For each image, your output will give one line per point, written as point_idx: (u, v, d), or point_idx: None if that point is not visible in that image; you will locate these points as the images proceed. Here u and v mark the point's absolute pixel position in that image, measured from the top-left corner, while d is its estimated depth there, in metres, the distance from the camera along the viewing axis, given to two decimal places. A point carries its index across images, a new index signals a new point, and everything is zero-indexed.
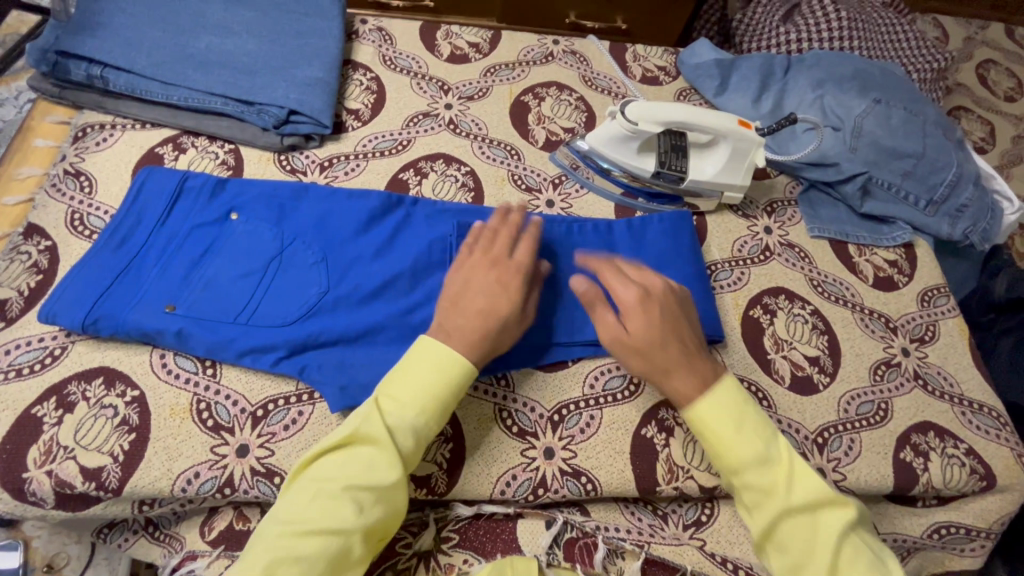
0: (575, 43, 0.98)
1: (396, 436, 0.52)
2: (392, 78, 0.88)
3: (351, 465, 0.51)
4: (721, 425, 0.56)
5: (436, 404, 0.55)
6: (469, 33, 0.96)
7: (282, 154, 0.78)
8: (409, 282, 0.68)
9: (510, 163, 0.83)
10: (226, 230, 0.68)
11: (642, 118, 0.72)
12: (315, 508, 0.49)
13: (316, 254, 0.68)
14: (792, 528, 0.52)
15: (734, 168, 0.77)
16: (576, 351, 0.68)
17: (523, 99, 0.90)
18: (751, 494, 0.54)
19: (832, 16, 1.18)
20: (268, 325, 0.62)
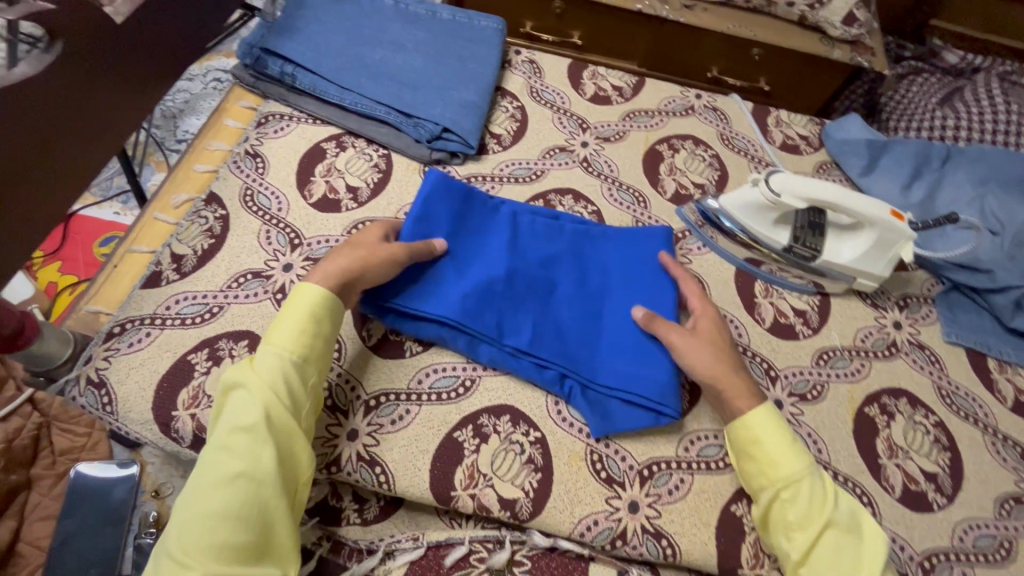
0: (717, 99, 0.99)
1: (274, 368, 0.55)
2: (536, 110, 0.92)
3: (237, 406, 0.53)
4: (773, 436, 0.61)
5: (314, 336, 0.58)
6: (614, 77, 0.99)
7: (428, 167, 0.84)
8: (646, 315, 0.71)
9: (636, 209, 0.84)
10: (496, 232, 0.74)
11: (784, 190, 0.71)
12: (237, 447, 0.50)
13: (565, 272, 0.72)
14: (834, 544, 0.56)
15: (873, 259, 0.74)
16: (621, 415, 0.66)
17: (658, 147, 0.91)
18: (795, 509, 0.57)
19: (1000, 108, 1.11)
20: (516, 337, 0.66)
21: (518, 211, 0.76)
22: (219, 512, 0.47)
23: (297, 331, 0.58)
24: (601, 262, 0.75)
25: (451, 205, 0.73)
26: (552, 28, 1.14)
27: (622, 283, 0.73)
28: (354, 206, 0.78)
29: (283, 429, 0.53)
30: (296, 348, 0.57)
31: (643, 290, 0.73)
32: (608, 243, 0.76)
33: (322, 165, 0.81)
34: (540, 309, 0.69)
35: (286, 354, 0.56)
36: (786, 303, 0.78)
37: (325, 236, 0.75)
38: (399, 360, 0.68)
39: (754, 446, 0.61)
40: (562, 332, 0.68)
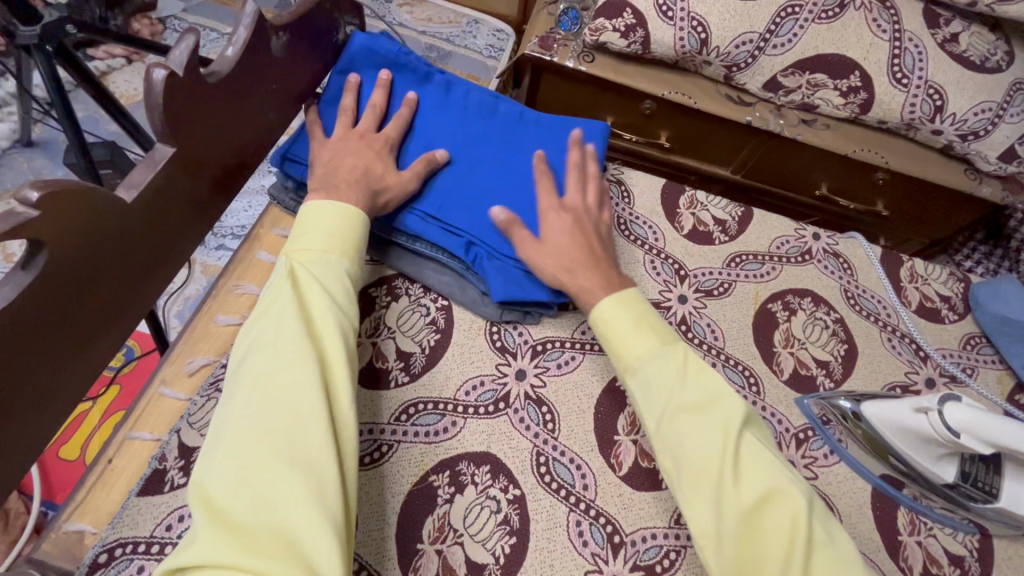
0: (838, 241, 0.82)
1: (327, 270, 0.56)
2: (625, 249, 0.77)
3: (270, 337, 0.50)
4: (635, 341, 0.58)
5: (351, 242, 0.59)
6: (716, 205, 0.83)
7: (495, 325, 0.69)
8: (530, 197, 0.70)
9: (747, 396, 0.68)
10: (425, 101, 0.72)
11: (971, 432, 0.54)
12: (283, 377, 0.48)
13: (487, 145, 0.72)
14: (758, 451, 0.51)
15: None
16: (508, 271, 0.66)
17: (771, 307, 0.75)
18: (700, 405, 0.53)
19: None
20: (448, 200, 0.68)
21: (454, 84, 0.74)
22: (267, 466, 0.43)
23: (345, 236, 0.58)
24: (496, 151, 0.72)
25: (382, 61, 0.70)
26: (636, 127, 0.98)
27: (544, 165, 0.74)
28: (405, 380, 0.64)
29: (323, 357, 0.51)
30: (332, 250, 0.57)
31: (517, 179, 0.71)
32: (525, 123, 0.75)
33: (369, 321, 0.66)
34: (464, 193, 0.69)
35: (322, 257, 0.56)
36: (938, 546, 0.62)
37: (367, 424, 0.60)
38: None
39: (615, 332, 0.60)
40: (471, 194, 0.69)
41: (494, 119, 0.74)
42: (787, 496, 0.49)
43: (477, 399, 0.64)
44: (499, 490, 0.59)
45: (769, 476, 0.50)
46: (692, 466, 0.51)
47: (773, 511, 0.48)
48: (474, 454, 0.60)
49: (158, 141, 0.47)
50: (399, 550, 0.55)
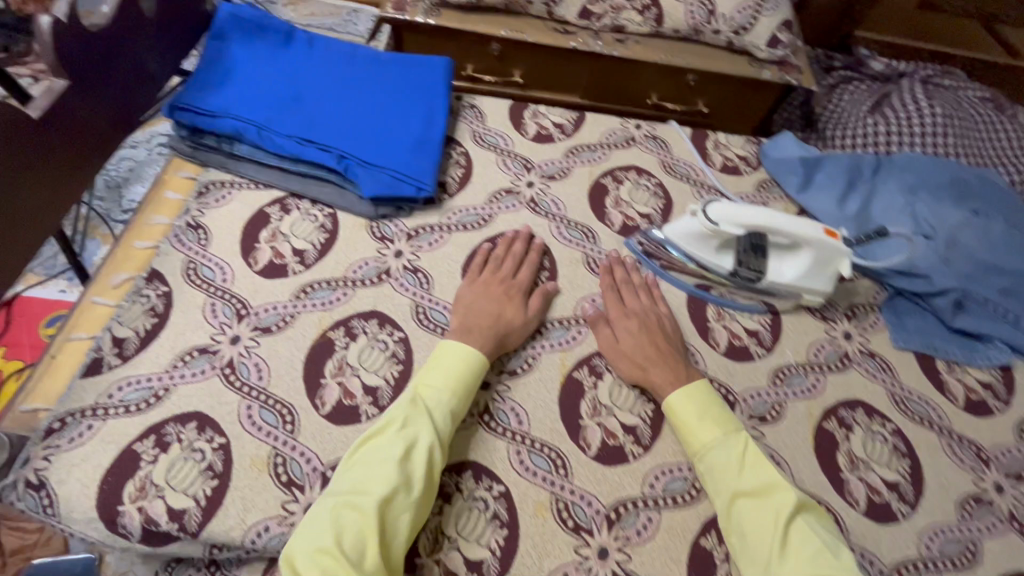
0: (656, 128, 1.02)
1: (444, 413, 0.64)
2: (480, 154, 0.94)
3: (379, 455, 0.60)
4: (723, 455, 0.64)
5: (465, 384, 0.67)
6: (554, 114, 1.01)
7: (374, 222, 0.84)
8: (388, 121, 0.86)
9: (585, 246, 0.85)
10: (293, 54, 0.88)
11: (723, 219, 0.73)
12: (381, 480, 0.57)
13: (349, 82, 0.88)
14: (752, 506, 0.61)
15: (815, 277, 0.75)
16: (372, 178, 0.82)
17: (602, 181, 0.93)
18: (726, 468, 0.64)
19: (923, 114, 1.17)
20: (315, 126, 0.83)
21: (315, 39, 0.90)
22: (343, 545, 0.53)
23: (458, 376, 0.67)
24: (357, 86, 0.88)
25: (253, 27, 0.87)
26: (493, 70, 1.17)
27: (402, 94, 0.89)
28: (301, 269, 0.78)
29: (410, 465, 0.59)
30: (452, 388, 0.66)
31: (375, 108, 0.87)
32: (381, 64, 0.91)
33: (266, 230, 0.80)
34: (328, 121, 0.84)
35: (438, 393, 0.65)
36: (739, 325, 0.80)
37: (273, 304, 0.75)
38: (355, 425, 0.67)
39: (683, 420, 0.68)
40: (337, 121, 0.84)
41: (355, 63, 0.90)
42: (773, 527, 0.59)
43: (363, 274, 0.78)
44: (386, 334, 0.74)
45: (762, 525, 0.60)
46: (748, 540, 0.60)
47: (763, 537, 0.59)
48: (363, 312, 0.75)
49: (54, 76, 0.61)
50: (307, 385, 0.69)
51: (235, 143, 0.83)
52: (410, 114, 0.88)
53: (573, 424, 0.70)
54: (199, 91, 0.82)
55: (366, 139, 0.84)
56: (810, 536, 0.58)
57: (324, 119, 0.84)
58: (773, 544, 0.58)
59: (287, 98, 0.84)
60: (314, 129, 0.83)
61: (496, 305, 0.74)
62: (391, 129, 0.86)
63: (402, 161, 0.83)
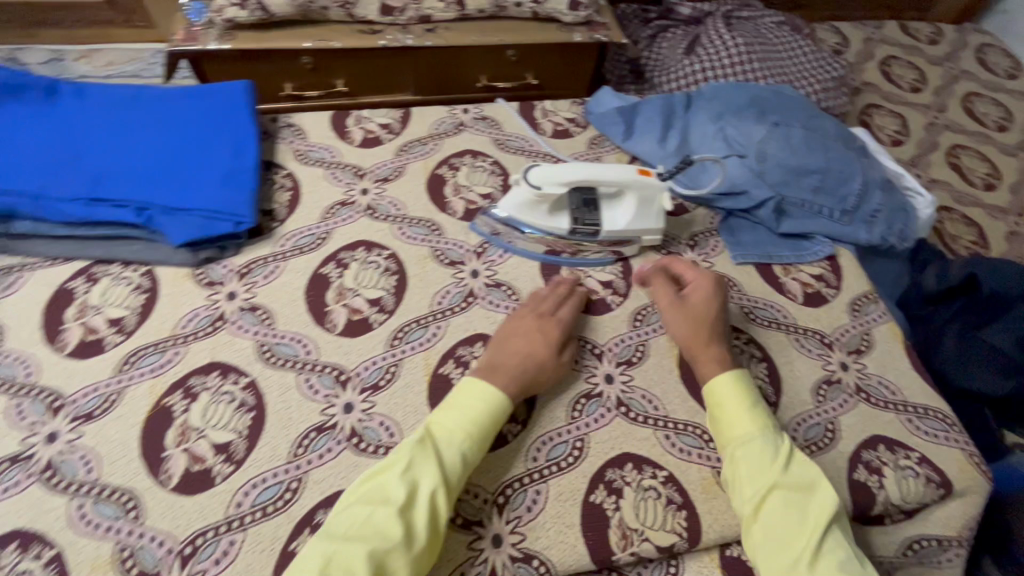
0: (484, 108, 1.02)
1: (456, 458, 0.61)
2: (307, 172, 0.90)
3: (363, 507, 0.57)
4: (758, 458, 0.62)
5: (484, 429, 0.63)
6: (379, 116, 0.98)
7: (199, 268, 0.78)
8: (188, 157, 0.80)
9: (431, 240, 0.84)
10: (66, 110, 0.80)
11: (544, 181, 0.74)
12: (371, 530, 0.55)
13: (137, 127, 0.81)
14: (785, 505, 0.59)
15: (646, 216, 0.78)
16: (185, 221, 0.75)
17: (439, 172, 0.92)
18: (750, 461, 0.62)
19: (730, 45, 1.25)
20: (102, 180, 0.75)
21: (90, 91, 0.83)
22: None
23: (490, 416, 0.64)
24: (147, 129, 0.81)
25: (13, 92, 0.80)
26: (314, 83, 1.12)
27: (200, 127, 0.83)
28: (121, 338, 0.71)
29: (405, 522, 0.56)
30: (477, 444, 0.62)
31: (172, 147, 0.80)
32: (171, 101, 0.85)
33: (72, 307, 0.72)
34: (119, 172, 0.76)
35: (457, 438, 0.62)
36: (594, 279, 0.82)
37: (93, 386, 0.67)
38: (211, 490, 0.61)
39: (721, 403, 0.66)
40: (128, 170, 0.77)
41: (138, 105, 0.83)
42: (799, 534, 0.58)
43: (195, 327, 0.72)
44: (231, 384, 0.68)
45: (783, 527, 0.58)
46: (772, 537, 0.59)
47: (789, 540, 0.58)
48: (201, 367, 0.69)
49: None
50: (147, 463, 0.63)
51: (11, 220, 0.74)
52: (214, 145, 0.82)
53: None
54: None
55: (166, 182, 0.77)
56: (839, 549, 0.57)
57: (114, 171, 0.77)
58: (796, 548, 0.57)
59: (64, 159, 0.76)
60: (102, 184, 0.75)
61: (528, 340, 0.70)
62: (193, 165, 0.79)
63: (212, 195, 0.77)
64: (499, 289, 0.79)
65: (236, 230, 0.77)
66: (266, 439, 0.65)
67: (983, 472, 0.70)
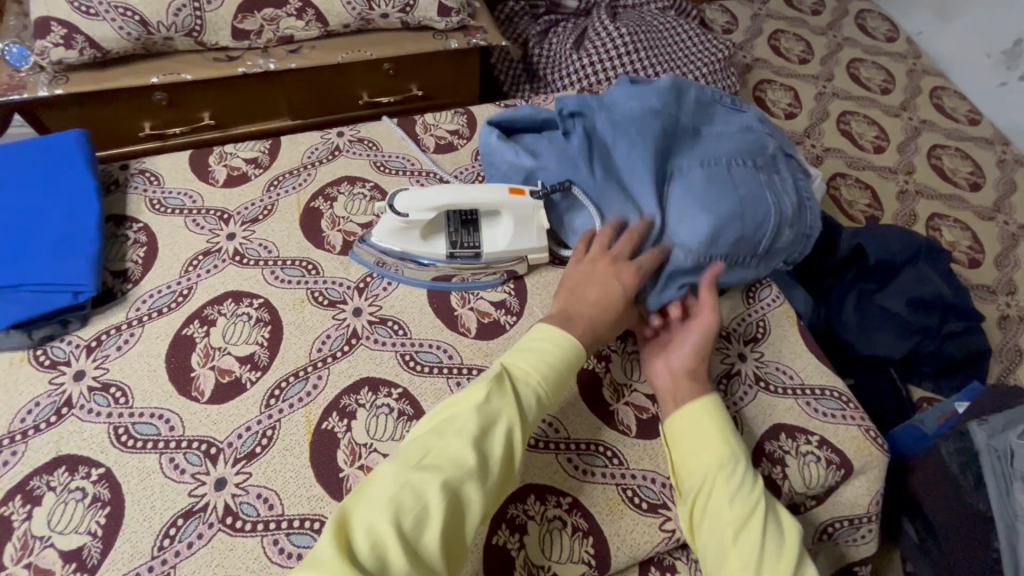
0: (361, 129, 0.96)
1: (530, 396, 0.60)
2: (164, 222, 0.82)
3: (448, 436, 0.55)
4: (726, 480, 0.58)
5: (566, 377, 0.63)
6: (244, 149, 0.91)
7: (38, 349, 0.69)
8: (11, 227, 0.71)
9: (308, 280, 0.78)
10: None
11: (410, 207, 0.71)
12: (427, 470, 0.52)
13: None
14: (756, 529, 0.55)
15: (526, 234, 0.77)
16: (10, 301, 0.67)
17: (314, 204, 0.86)
18: (712, 512, 0.57)
19: (615, 35, 1.23)
20: None
21: None
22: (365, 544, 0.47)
23: (563, 362, 0.63)
24: None
25: None
26: (175, 120, 1.03)
27: (22, 189, 0.74)
28: None
29: (451, 458, 0.53)
30: (556, 393, 0.62)
31: None
32: None
33: None
34: None
35: (538, 380, 0.61)
36: (485, 301, 0.78)
37: None
38: None
39: (682, 438, 0.62)
40: None
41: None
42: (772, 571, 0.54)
43: (35, 419, 0.64)
44: (82, 478, 0.61)
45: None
46: (737, 568, 0.54)
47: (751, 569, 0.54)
48: (44, 465, 0.62)
49: None
50: None
51: None
52: (41, 209, 0.73)
53: (332, 481, 0.63)
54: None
55: None
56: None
57: None
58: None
59: None
60: None
61: (601, 289, 0.68)
62: (17, 235, 0.71)
63: (40, 266, 0.68)
64: (384, 325, 0.75)
65: (77, 301, 0.69)
66: (125, 537, 0.58)
67: (880, 445, 0.71)
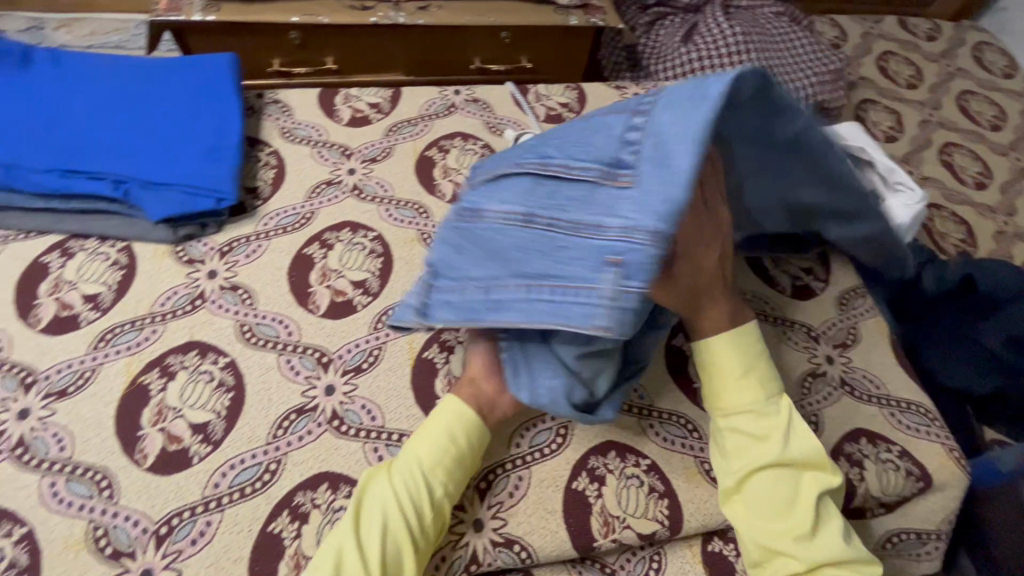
0: (477, 90, 0.99)
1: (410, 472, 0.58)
2: (292, 150, 0.87)
3: (344, 524, 0.56)
4: (731, 369, 0.63)
5: (470, 441, 0.61)
6: (368, 94, 0.96)
7: (179, 246, 0.76)
8: (166, 131, 0.77)
9: (419, 222, 0.82)
10: (36, 74, 0.77)
11: None
12: (337, 552, 0.54)
13: (110, 96, 0.78)
14: (755, 420, 0.61)
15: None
16: (163, 199, 0.73)
17: (428, 153, 0.90)
18: (741, 438, 0.62)
19: (728, 33, 1.23)
20: (75, 151, 0.73)
21: (62, 55, 0.79)
22: None
23: (423, 442, 0.60)
24: (122, 99, 0.78)
25: None
26: (302, 60, 1.09)
27: (179, 98, 0.80)
28: (96, 315, 0.69)
29: (355, 543, 0.54)
30: (451, 456, 0.60)
31: (148, 119, 0.77)
32: (148, 71, 0.82)
33: (46, 282, 0.70)
34: (92, 143, 0.74)
35: (408, 460, 0.59)
36: None
37: (66, 362, 0.65)
38: (187, 470, 0.61)
39: (716, 370, 0.64)
40: (102, 141, 0.74)
41: (115, 74, 0.80)
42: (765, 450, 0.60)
43: (173, 305, 0.71)
44: (209, 364, 0.67)
45: (782, 496, 0.59)
46: (744, 452, 0.61)
47: (749, 446, 0.61)
48: (178, 346, 0.68)
49: None
50: (122, 442, 0.62)
51: None
52: (193, 119, 0.79)
53: (429, 406, 0.67)
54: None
55: (142, 157, 0.74)
56: (833, 512, 0.59)
57: (87, 141, 0.74)
58: (796, 520, 0.58)
59: (36, 127, 0.73)
60: (77, 156, 0.72)
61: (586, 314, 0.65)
62: (171, 139, 0.77)
63: (191, 172, 0.75)
64: None
65: (218, 207, 0.75)
66: (245, 420, 0.64)
67: (963, 466, 0.71)
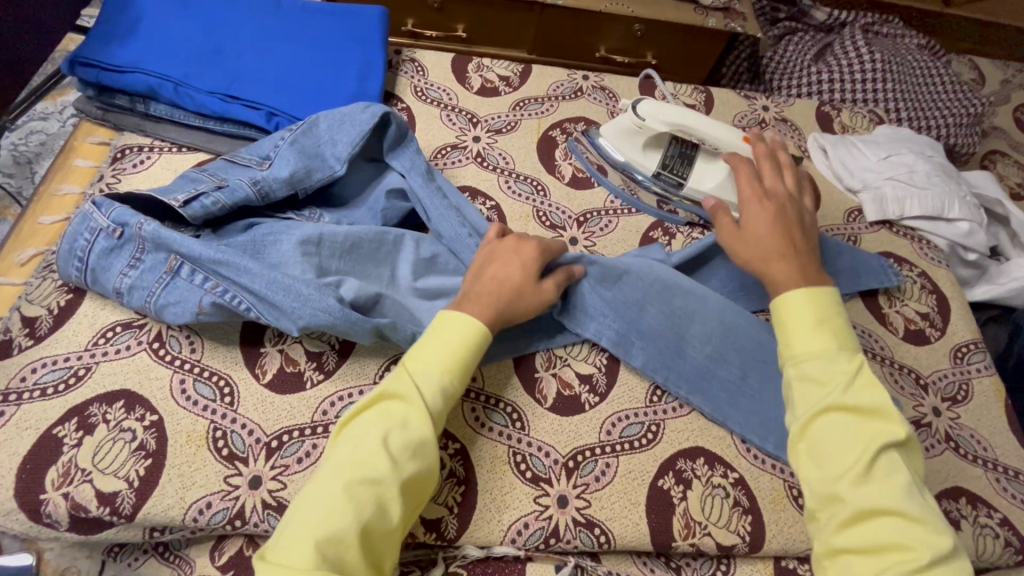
0: (604, 78, 0.99)
1: (435, 389, 0.54)
2: (422, 109, 0.90)
3: (391, 422, 0.52)
4: (801, 314, 0.57)
5: (465, 363, 0.57)
6: (499, 67, 0.97)
7: None
8: (317, 72, 0.81)
9: (535, 199, 0.83)
10: (210, 5, 0.82)
11: (650, 115, 0.82)
12: (378, 458, 0.50)
13: (271, 33, 0.82)
14: (810, 372, 0.54)
15: (735, 180, 0.83)
16: None
17: (551, 133, 0.90)
18: (803, 387, 0.54)
19: (865, 58, 1.18)
20: (234, 79, 0.77)
21: None
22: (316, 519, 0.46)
23: (459, 355, 0.57)
24: (281, 38, 0.82)
25: None
26: (435, 24, 1.12)
27: (332, 45, 0.84)
28: None
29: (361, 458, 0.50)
30: (449, 366, 0.56)
31: (301, 59, 0.81)
32: (306, 15, 0.85)
33: None
34: (250, 74, 0.78)
35: (438, 371, 0.55)
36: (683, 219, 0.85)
37: None
38: (300, 393, 0.64)
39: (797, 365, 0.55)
40: (259, 73, 0.78)
41: (278, 14, 0.84)
42: (825, 389, 0.52)
43: None
44: None
45: (841, 443, 0.50)
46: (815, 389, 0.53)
47: (818, 386, 0.53)
48: None
49: None
50: (245, 355, 0.65)
51: (150, 102, 0.77)
52: (341, 63, 0.82)
53: (528, 377, 0.68)
54: (103, 45, 0.75)
55: (292, 93, 0.78)
56: (899, 467, 0.49)
57: (246, 73, 0.78)
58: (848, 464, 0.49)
59: (204, 51, 0.78)
60: (236, 84, 0.77)
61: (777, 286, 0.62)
62: (320, 80, 0.80)
63: None
64: None
65: None
66: (356, 356, 0.67)
67: None
